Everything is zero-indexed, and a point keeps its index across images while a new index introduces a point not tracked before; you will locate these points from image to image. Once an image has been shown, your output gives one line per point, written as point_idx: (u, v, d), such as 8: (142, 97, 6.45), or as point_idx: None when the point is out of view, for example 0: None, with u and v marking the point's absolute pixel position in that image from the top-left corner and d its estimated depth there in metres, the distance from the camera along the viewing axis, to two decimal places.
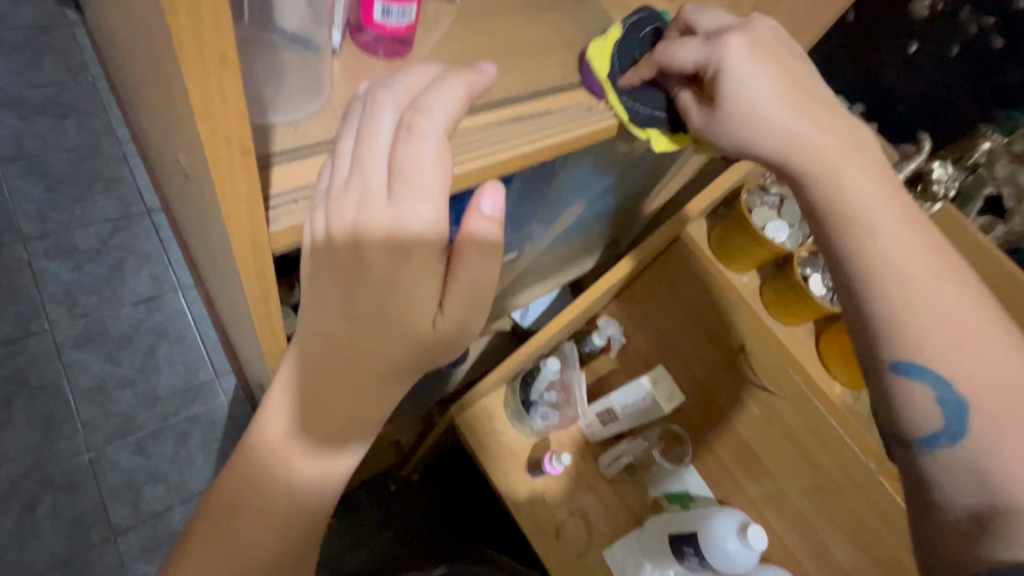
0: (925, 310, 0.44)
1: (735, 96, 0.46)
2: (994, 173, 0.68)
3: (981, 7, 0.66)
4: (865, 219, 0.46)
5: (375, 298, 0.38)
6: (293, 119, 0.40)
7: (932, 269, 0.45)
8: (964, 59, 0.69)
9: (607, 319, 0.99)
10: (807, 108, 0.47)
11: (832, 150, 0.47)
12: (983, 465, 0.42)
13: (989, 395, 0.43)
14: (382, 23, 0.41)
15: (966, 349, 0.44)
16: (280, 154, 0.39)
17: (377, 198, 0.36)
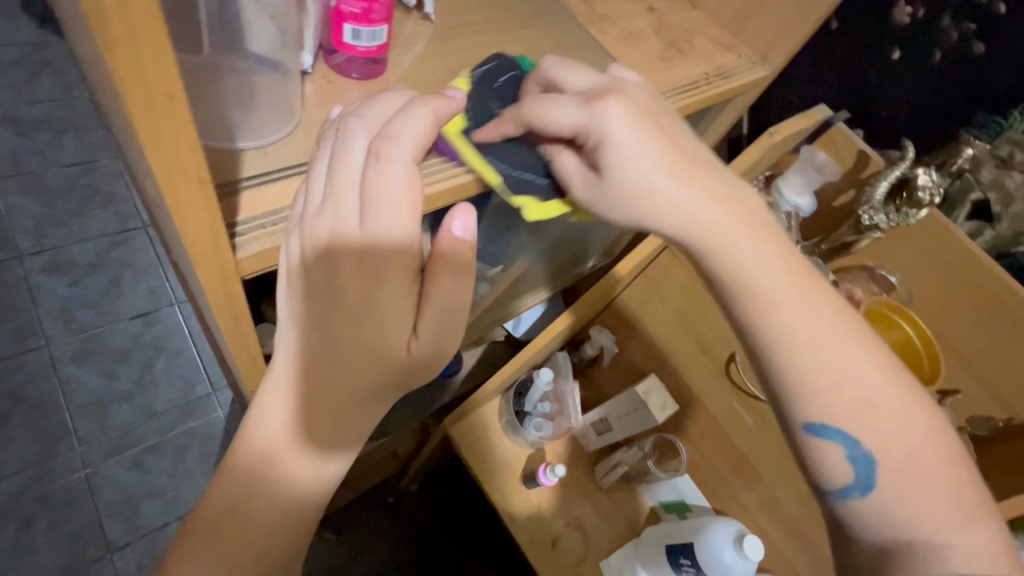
0: (824, 373, 0.43)
1: (614, 165, 0.43)
2: (980, 178, 0.68)
3: (961, 13, 0.66)
4: (755, 287, 0.44)
5: (348, 319, 0.38)
6: (274, 142, 0.41)
7: (836, 330, 0.44)
8: (947, 65, 0.69)
9: (599, 329, 0.98)
10: (689, 176, 0.44)
11: (725, 219, 0.44)
12: (891, 515, 0.43)
13: (891, 449, 0.43)
14: (358, 48, 0.41)
15: (870, 407, 0.43)
16: (249, 176, 0.39)
17: (349, 222, 0.36)
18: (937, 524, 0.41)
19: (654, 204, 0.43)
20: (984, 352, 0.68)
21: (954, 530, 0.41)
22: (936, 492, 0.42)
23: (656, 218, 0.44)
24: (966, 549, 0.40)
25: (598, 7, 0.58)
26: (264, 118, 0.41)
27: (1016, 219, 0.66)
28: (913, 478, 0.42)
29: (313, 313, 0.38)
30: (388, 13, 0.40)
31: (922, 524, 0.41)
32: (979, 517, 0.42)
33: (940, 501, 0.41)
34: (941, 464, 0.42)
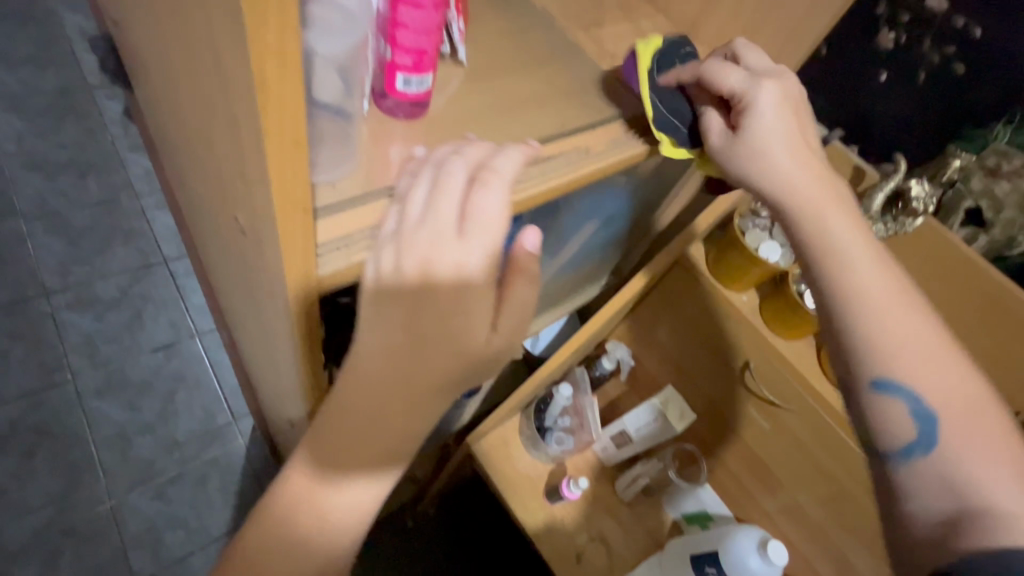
0: (898, 332, 0.49)
1: (758, 126, 0.54)
2: (971, 187, 0.73)
3: (941, 38, 0.72)
4: (844, 253, 0.52)
5: (439, 317, 0.41)
6: (333, 178, 0.44)
7: (910, 304, 0.50)
8: (932, 85, 0.74)
9: (615, 342, 1.03)
10: (803, 156, 0.55)
11: (829, 194, 0.54)
12: (955, 472, 0.44)
13: (952, 404, 0.46)
14: (408, 94, 0.45)
15: (934, 365, 0.48)
16: (323, 208, 0.43)
17: (449, 234, 0.41)
18: (998, 479, 0.42)
19: (783, 164, 0.54)
20: (987, 353, 0.72)
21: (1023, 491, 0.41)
22: (1000, 449, 0.44)
23: (782, 174, 0.54)
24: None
25: (606, 46, 0.64)
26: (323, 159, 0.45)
27: (1007, 223, 0.72)
28: (972, 437, 0.45)
29: (392, 320, 0.42)
30: (434, 62, 0.44)
31: (992, 476, 0.43)
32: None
33: (1005, 459, 0.43)
34: (998, 428, 0.45)
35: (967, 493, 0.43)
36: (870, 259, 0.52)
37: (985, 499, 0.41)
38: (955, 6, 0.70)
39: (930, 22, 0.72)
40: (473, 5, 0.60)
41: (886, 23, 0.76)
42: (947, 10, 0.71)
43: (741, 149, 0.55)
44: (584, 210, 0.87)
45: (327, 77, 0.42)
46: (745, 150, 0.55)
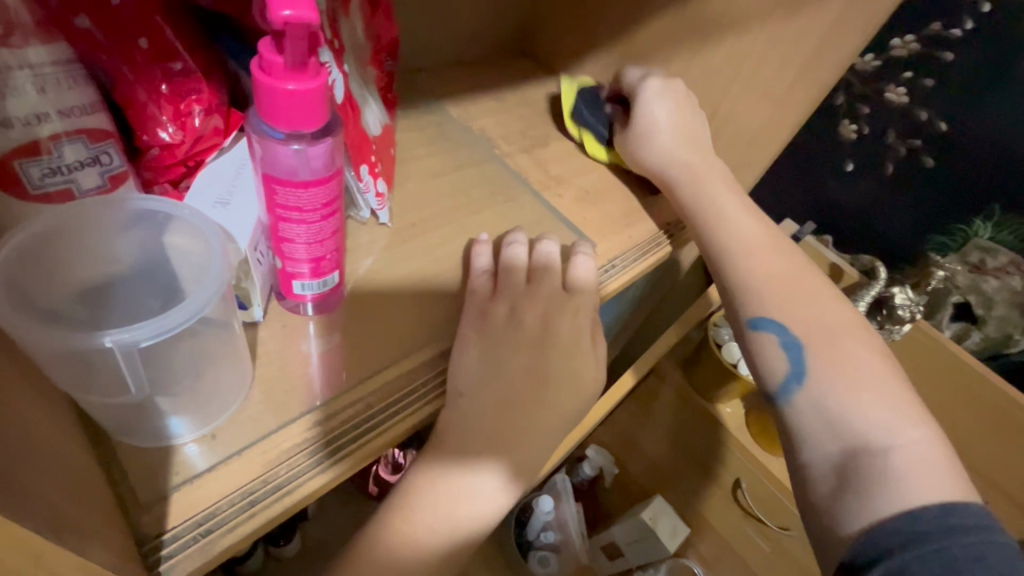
0: (768, 274, 0.45)
1: (643, 116, 0.53)
2: (958, 283, 0.67)
3: (909, 132, 0.68)
4: (731, 222, 0.48)
5: (561, 356, 0.41)
6: (193, 428, 0.31)
7: (796, 270, 0.45)
8: (899, 177, 0.71)
9: (595, 448, 0.90)
10: (692, 139, 0.53)
11: (722, 190, 0.50)
12: (828, 408, 0.39)
13: (820, 331, 0.42)
14: (297, 293, 0.35)
15: (801, 300, 0.43)
16: (182, 471, 0.30)
17: (560, 294, 0.44)
18: (872, 404, 0.37)
19: (670, 155, 0.52)
20: (998, 468, 0.65)
21: (894, 419, 0.37)
22: (876, 378, 0.39)
23: (663, 162, 0.52)
24: (919, 443, 0.36)
25: (551, 169, 0.56)
26: (180, 382, 0.29)
27: (1001, 320, 0.66)
28: (846, 367, 0.39)
29: (493, 388, 0.38)
30: (339, 259, 0.35)
31: (871, 411, 0.37)
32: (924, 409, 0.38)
33: (874, 388, 0.38)
34: (876, 364, 0.40)
35: (846, 434, 0.37)
36: (765, 238, 0.47)
37: (865, 439, 0.36)
38: (914, 99, 0.66)
39: (892, 114, 0.68)
40: (401, 145, 0.53)
41: (846, 116, 0.71)
42: (907, 103, 0.67)
43: (633, 142, 0.54)
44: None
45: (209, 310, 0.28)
46: (633, 145, 0.54)
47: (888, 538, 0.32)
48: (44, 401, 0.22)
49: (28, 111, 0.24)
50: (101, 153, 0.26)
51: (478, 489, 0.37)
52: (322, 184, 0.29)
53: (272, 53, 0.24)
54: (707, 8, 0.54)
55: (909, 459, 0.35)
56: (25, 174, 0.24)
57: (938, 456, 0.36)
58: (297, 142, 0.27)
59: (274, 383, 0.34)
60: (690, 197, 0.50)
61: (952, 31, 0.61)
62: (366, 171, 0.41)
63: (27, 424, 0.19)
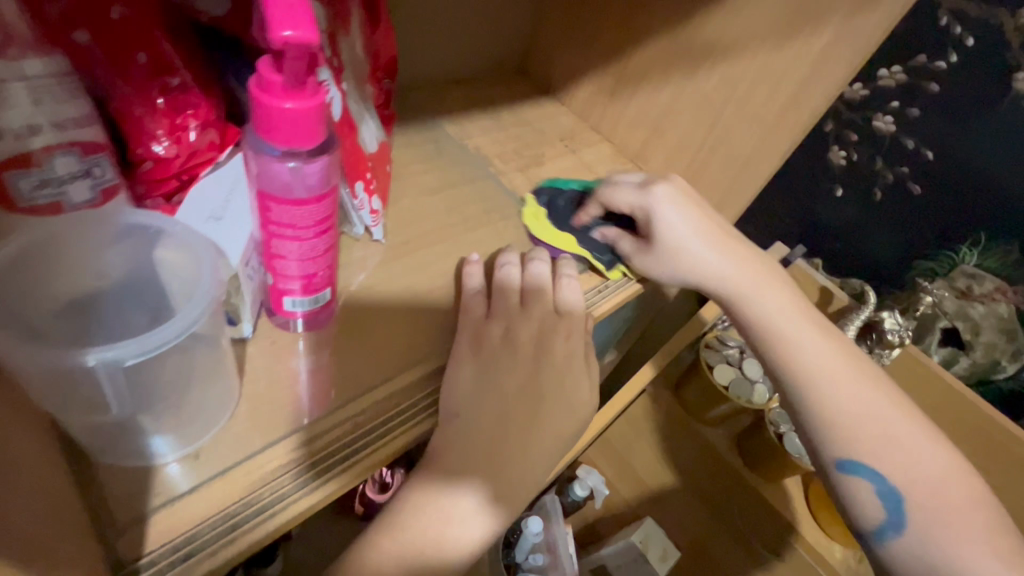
0: (854, 409, 0.42)
1: (669, 238, 0.47)
2: (946, 309, 0.69)
3: (894, 158, 0.70)
4: (801, 351, 0.45)
5: (551, 378, 0.41)
6: (175, 450, 0.30)
7: (876, 393, 0.43)
8: (887, 203, 0.72)
9: (587, 468, 0.86)
10: (722, 245, 0.48)
11: (771, 294, 0.47)
12: (932, 556, 0.38)
13: (920, 478, 0.40)
14: (287, 310, 0.34)
15: (889, 436, 0.41)
16: (164, 491, 0.29)
17: (552, 316, 0.43)
18: (977, 557, 0.36)
19: (717, 274, 0.48)
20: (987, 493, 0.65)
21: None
22: (981, 524, 0.38)
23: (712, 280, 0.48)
24: None
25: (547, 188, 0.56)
26: (166, 403, 0.29)
27: (988, 346, 0.68)
28: (953, 519, 0.38)
29: (482, 411, 0.38)
30: (331, 276, 0.34)
31: (980, 562, 0.36)
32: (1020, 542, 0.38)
33: (976, 536, 0.37)
34: (973, 502, 0.39)
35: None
36: (836, 361, 0.44)
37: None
38: (902, 128, 0.68)
39: (879, 141, 0.70)
40: (397, 161, 0.53)
41: (836, 142, 0.73)
42: (894, 131, 0.69)
43: (667, 262, 0.48)
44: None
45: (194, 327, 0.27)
46: (667, 267, 0.48)
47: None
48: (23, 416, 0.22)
49: (20, 123, 0.23)
50: (92, 166, 0.26)
51: (453, 521, 0.36)
52: (317, 202, 0.29)
53: (271, 71, 0.24)
54: (705, 30, 0.55)
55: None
56: (15, 187, 0.24)
57: None
58: (293, 159, 0.27)
59: (261, 400, 0.34)
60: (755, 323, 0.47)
61: (937, 63, 0.63)
62: (361, 188, 0.41)
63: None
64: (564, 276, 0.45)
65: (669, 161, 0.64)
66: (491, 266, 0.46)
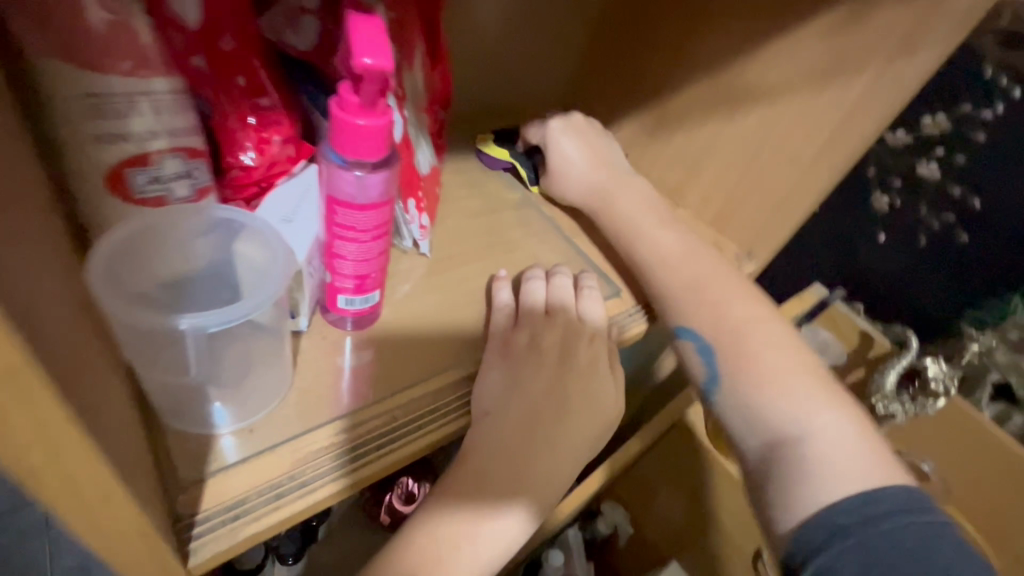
0: (681, 280, 0.47)
1: (553, 155, 0.56)
2: (995, 360, 0.65)
3: (939, 205, 0.70)
4: (649, 236, 0.50)
5: (578, 389, 0.42)
6: (229, 421, 0.33)
7: (710, 272, 0.47)
8: (930, 250, 0.73)
9: (612, 504, 0.88)
10: (599, 163, 0.55)
11: (636, 200, 0.53)
12: (749, 406, 0.40)
13: (727, 330, 0.43)
14: (339, 307, 0.38)
15: (716, 302, 0.45)
16: (217, 459, 0.32)
17: (574, 324, 0.45)
18: (783, 399, 0.39)
19: (588, 183, 0.54)
20: None
21: (805, 411, 0.39)
22: (787, 373, 0.40)
23: (585, 189, 0.54)
24: (828, 429, 0.38)
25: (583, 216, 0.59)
26: (231, 375, 0.32)
27: None
28: (759, 366, 0.41)
29: (508, 418, 0.39)
30: (381, 279, 0.38)
31: (785, 408, 0.39)
32: (833, 396, 0.40)
33: (783, 383, 0.40)
34: (787, 359, 0.41)
35: (761, 429, 0.40)
36: (683, 248, 0.49)
37: (776, 429, 0.39)
38: (947, 176, 0.68)
39: (922, 188, 0.70)
40: (445, 185, 0.57)
41: (878, 186, 0.73)
42: (939, 178, 0.69)
43: (554, 177, 0.56)
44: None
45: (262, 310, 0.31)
46: (555, 182, 0.56)
47: (818, 538, 0.34)
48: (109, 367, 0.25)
49: (144, 130, 0.28)
50: (193, 168, 0.31)
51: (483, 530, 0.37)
52: (375, 208, 0.32)
53: (349, 92, 0.28)
54: (743, 79, 0.58)
55: (821, 445, 0.37)
56: (133, 180, 0.29)
57: (848, 444, 0.37)
58: (359, 169, 0.30)
59: (310, 388, 0.37)
60: (611, 220, 0.52)
61: (982, 112, 0.66)
62: (413, 205, 0.45)
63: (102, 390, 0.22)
64: (585, 293, 0.47)
65: (705, 198, 0.65)
66: (520, 281, 0.49)
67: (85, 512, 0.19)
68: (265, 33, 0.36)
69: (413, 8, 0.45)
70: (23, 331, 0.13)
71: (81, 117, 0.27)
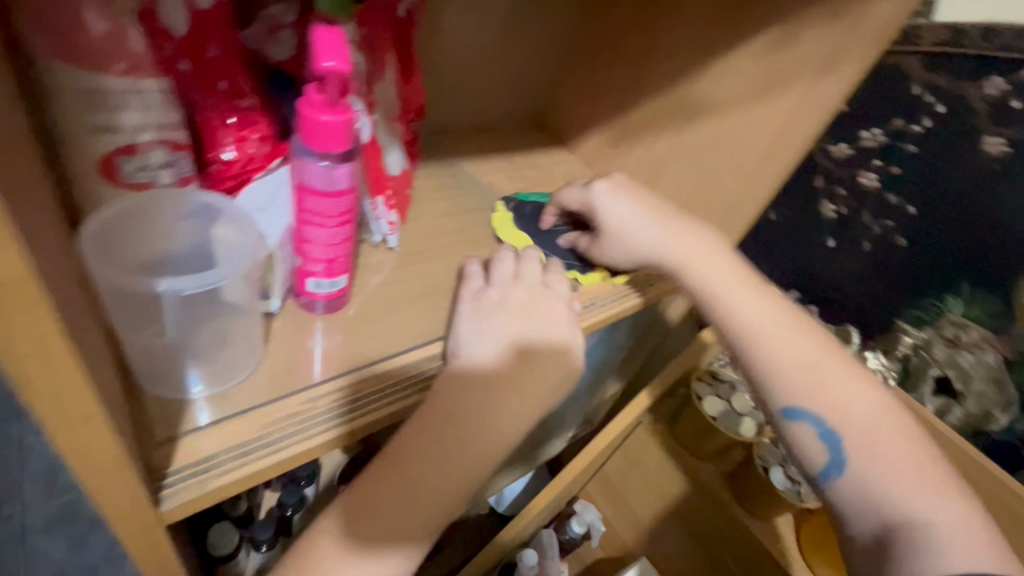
0: (794, 361, 0.47)
1: (614, 221, 0.54)
2: (934, 356, 0.72)
3: (881, 213, 0.77)
4: (749, 314, 0.49)
5: (543, 338, 0.45)
6: (202, 388, 0.36)
7: (813, 346, 0.47)
8: (877, 252, 0.78)
9: (585, 503, 0.89)
10: (660, 216, 0.54)
11: (715, 264, 0.51)
12: (871, 490, 0.41)
13: (847, 414, 0.44)
14: (310, 290, 0.42)
15: (827, 385, 0.45)
16: (191, 421, 0.35)
17: (540, 287, 0.48)
18: (905, 487, 0.40)
19: (662, 248, 0.52)
20: None
21: (936, 504, 0.39)
22: (909, 461, 0.42)
23: (660, 254, 0.52)
24: (957, 521, 0.39)
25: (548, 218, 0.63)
26: (204, 345, 0.36)
27: (980, 397, 0.69)
28: (876, 452, 0.42)
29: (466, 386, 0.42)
30: (349, 264, 0.42)
31: (911, 497, 0.40)
32: (953, 485, 0.41)
33: (907, 470, 0.41)
34: (903, 442, 0.43)
35: (888, 515, 0.40)
36: (778, 322, 0.49)
37: (900, 517, 0.39)
38: (884, 185, 0.76)
39: (864, 197, 0.78)
40: (418, 189, 0.61)
41: (825, 196, 0.81)
42: (877, 187, 0.77)
43: (616, 241, 0.54)
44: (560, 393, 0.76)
45: (234, 287, 0.35)
46: (616, 245, 0.54)
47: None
48: (92, 324, 0.29)
49: (135, 123, 0.32)
50: (177, 159, 0.35)
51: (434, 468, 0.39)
52: (341, 196, 0.36)
53: (315, 92, 0.32)
54: (692, 94, 0.63)
55: (950, 535, 0.38)
56: (122, 167, 0.33)
57: (976, 536, 0.38)
58: (326, 160, 0.34)
59: (282, 362, 0.40)
60: (700, 286, 0.51)
61: (911, 126, 0.73)
62: (382, 201, 0.49)
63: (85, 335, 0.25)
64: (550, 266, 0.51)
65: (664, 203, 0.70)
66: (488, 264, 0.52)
67: (67, 431, 0.22)
68: (246, 44, 0.40)
69: (387, 29, 0.50)
70: (26, 254, 0.17)
71: (77, 111, 0.31)
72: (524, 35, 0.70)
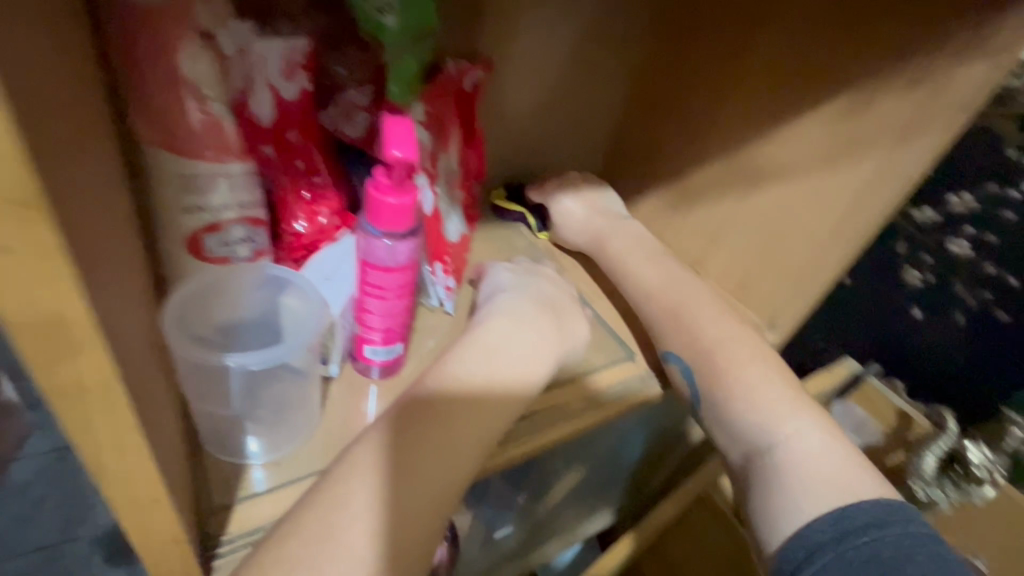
0: (660, 312, 0.54)
1: (554, 210, 0.65)
2: None
3: (975, 283, 0.76)
4: (632, 278, 0.58)
5: (563, 313, 0.48)
6: (258, 457, 0.37)
7: (683, 297, 0.54)
8: (972, 326, 0.77)
9: None
10: (597, 213, 0.64)
11: (620, 238, 0.61)
12: (726, 416, 0.45)
13: (702, 351, 0.49)
14: (365, 356, 0.42)
15: (685, 321, 0.52)
16: (247, 487, 0.36)
17: (558, 278, 0.54)
18: (747, 409, 0.44)
19: (585, 226, 0.63)
20: None
21: (777, 418, 0.43)
22: (755, 378, 0.45)
23: (585, 234, 0.62)
24: (796, 438, 0.41)
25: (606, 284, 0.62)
26: (266, 412, 0.37)
27: None
28: (726, 380, 0.46)
29: None
30: (405, 331, 0.42)
31: (756, 421, 0.43)
32: (801, 403, 0.44)
33: (751, 396, 0.44)
34: (750, 367, 0.46)
35: (746, 442, 0.44)
36: (660, 278, 0.56)
37: (755, 442, 0.43)
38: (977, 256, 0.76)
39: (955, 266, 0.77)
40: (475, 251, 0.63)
41: (909, 262, 0.78)
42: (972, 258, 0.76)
43: (559, 224, 0.64)
44: (604, 458, 0.73)
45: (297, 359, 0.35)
46: (559, 230, 0.64)
47: (796, 557, 0.35)
48: (166, 395, 0.30)
49: (219, 203, 0.35)
50: (254, 234, 0.37)
51: (475, 406, 0.37)
52: (401, 271, 0.37)
53: (383, 176, 0.34)
54: (758, 157, 0.59)
55: (796, 453, 0.41)
56: (206, 243, 0.36)
57: (826, 454, 0.40)
58: (389, 238, 0.35)
59: (334, 429, 0.40)
60: (607, 258, 0.60)
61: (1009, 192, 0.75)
62: (439, 267, 0.50)
63: (156, 416, 0.26)
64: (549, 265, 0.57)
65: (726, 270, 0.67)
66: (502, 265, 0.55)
67: (136, 515, 0.23)
68: (324, 125, 0.43)
69: (450, 102, 0.52)
70: (114, 358, 0.18)
71: (173, 194, 0.34)
72: (579, 102, 0.68)
